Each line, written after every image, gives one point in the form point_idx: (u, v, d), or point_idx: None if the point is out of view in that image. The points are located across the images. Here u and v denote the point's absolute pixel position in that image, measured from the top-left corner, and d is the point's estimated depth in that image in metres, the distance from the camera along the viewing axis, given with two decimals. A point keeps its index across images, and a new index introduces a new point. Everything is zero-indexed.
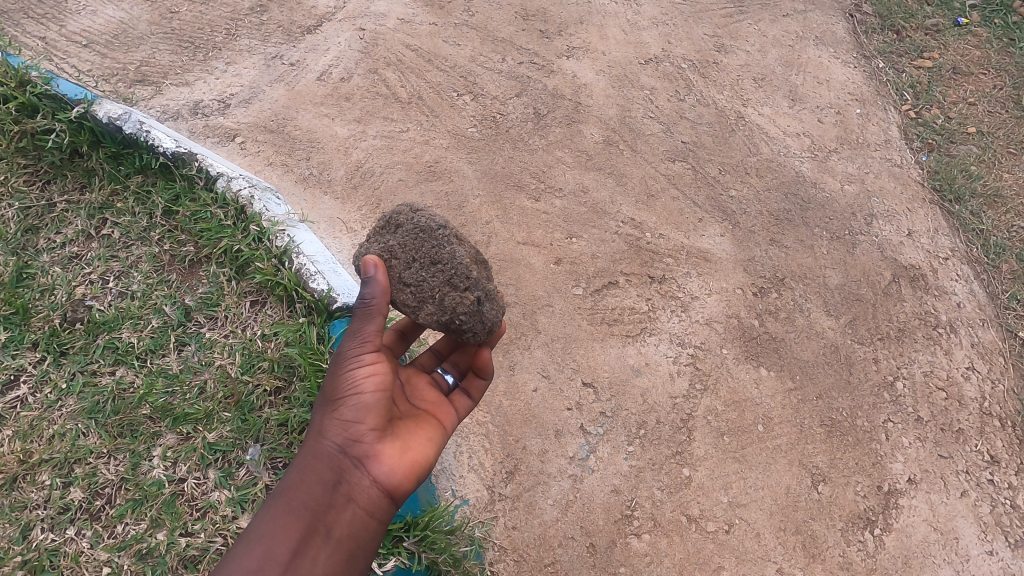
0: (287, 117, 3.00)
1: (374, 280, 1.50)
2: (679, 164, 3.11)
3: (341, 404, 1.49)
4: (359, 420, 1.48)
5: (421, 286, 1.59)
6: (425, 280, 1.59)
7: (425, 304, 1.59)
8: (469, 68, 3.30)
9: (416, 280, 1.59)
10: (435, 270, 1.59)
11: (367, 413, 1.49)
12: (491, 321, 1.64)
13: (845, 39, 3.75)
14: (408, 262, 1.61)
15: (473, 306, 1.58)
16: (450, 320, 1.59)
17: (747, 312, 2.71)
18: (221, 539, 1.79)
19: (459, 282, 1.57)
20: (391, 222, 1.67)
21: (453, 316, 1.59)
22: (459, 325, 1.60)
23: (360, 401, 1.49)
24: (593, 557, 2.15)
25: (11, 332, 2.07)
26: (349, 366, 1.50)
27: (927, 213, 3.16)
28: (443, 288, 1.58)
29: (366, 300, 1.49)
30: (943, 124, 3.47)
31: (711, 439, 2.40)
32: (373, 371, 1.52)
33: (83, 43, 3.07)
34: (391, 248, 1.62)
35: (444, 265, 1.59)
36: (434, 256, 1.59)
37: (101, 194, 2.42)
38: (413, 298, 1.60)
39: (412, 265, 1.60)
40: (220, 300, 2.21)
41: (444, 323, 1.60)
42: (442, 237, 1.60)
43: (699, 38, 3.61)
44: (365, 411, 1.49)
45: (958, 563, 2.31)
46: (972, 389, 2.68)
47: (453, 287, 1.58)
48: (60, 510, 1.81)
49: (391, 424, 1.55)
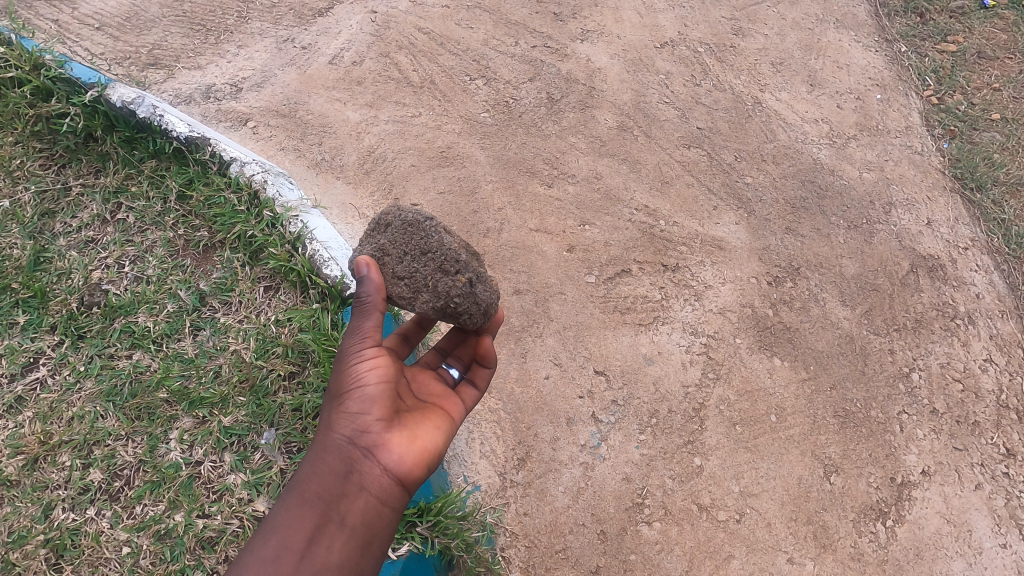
0: (299, 101, 2.99)
1: (366, 281, 1.50)
2: (694, 150, 3.06)
3: (348, 399, 1.50)
4: (365, 410, 1.49)
5: (414, 277, 1.58)
6: (418, 272, 1.58)
7: (420, 294, 1.58)
8: (481, 52, 3.25)
9: (409, 273, 1.58)
10: (425, 260, 1.58)
11: (372, 404, 1.50)
12: (486, 302, 1.61)
13: (866, 22, 3.66)
14: (400, 256, 1.59)
15: (465, 289, 1.57)
16: (445, 305, 1.58)
17: (761, 302, 2.68)
18: (237, 521, 1.82)
19: (449, 267, 1.57)
20: (380, 223, 1.65)
21: (448, 300, 1.57)
22: (455, 309, 1.59)
23: (365, 393, 1.50)
24: (604, 544, 2.15)
25: (31, 315, 2.10)
26: (350, 364, 1.52)
27: (947, 202, 3.11)
28: (435, 275, 1.57)
29: (360, 300, 1.51)
30: (966, 110, 3.38)
31: (724, 429, 2.39)
32: (375, 366, 1.53)
33: (95, 26, 3.06)
34: (384, 246, 1.61)
35: (434, 254, 1.58)
36: (424, 246, 1.58)
37: (115, 178, 2.43)
38: (408, 290, 1.58)
39: (404, 259, 1.59)
40: (234, 285, 2.22)
41: (441, 310, 1.59)
42: (429, 228, 1.60)
43: (716, 21, 3.53)
44: (370, 402, 1.50)
45: (971, 556, 2.29)
46: (990, 382, 2.64)
47: (444, 272, 1.57)
48: (80, 490, 1.84)
49: (398, 417, 1.55)
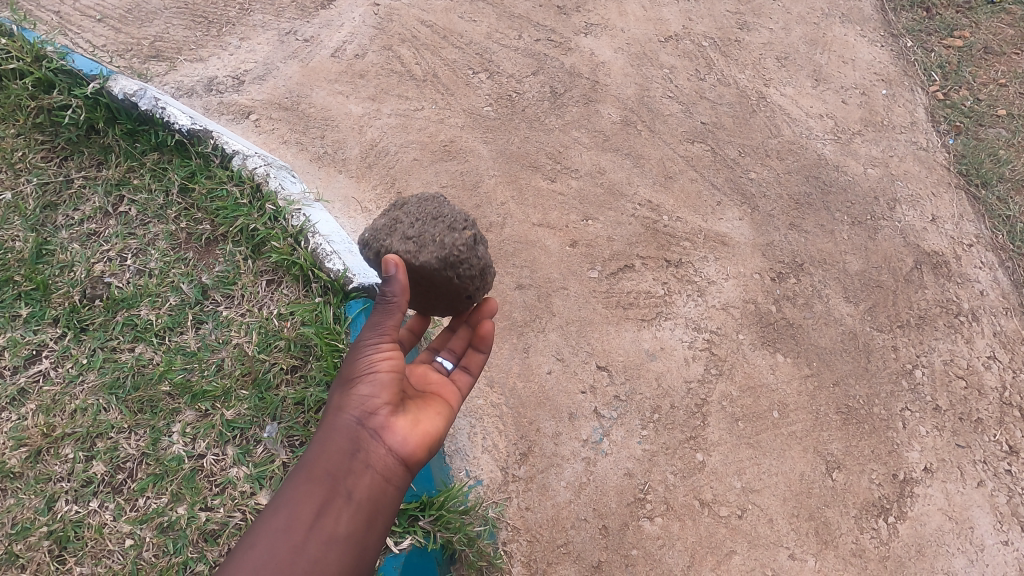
0: (301, 94, 2.97)
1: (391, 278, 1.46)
2: (697, 145, 3.05)
3: (357, 382, 1.50)
4: (376, 396, 1.49)
5: (421, 235, 1.57)
6: (426, 231, 1.58)
7: (425, 247, 1.56)
8: (484, 46, 3.23)
9: (417, 231, 1.58)
10: (434, 220, 1.60)
11: (383, 390, 1.50)
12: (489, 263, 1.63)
13: (872, 17, 3.63)
14: (410, 222, 1.61)
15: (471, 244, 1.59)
16: (450, 255, 1.55)
17: (765, 298, 2.67)
18: (240, 514, 1.82)
19: (457, 225, 1.60)
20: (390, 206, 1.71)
21: (453, 251, 1.55)
22: (460, 262, 1.56)
23: (376, 379, 1.50)
24: (605, 539, 2.15)
25: (33, 308, 2.10)
26: (363, 352, 1.51)
27: (952, 198, 3.09)
28: (443, 231, 1.58)
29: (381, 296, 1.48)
30: (972, 106, 3.36)
31: (726, 425, 2.39)
32: (387, 354, 1.53)
33: (96, 18, 3.04)
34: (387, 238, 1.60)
35: (443, 217, 1.62)
36: (434, 211, 1.63)
37: (117, 171, 2.42)
38: (414, 245, 1.56)
39: (413, 223, 1.60)
40: (236, 279, 2.22)
41: (446, 262, 1.55)
42: (438, 199, 1.67)
43: (721, 16, 3.51)
44: (381, 388, 1.50)
45: (972, 553, 2.29)
46: (993, 379, 2.63)
47: (452, 229, 1.59)
48: (83, 483, 1.85)
49: (403, 403, 1.56)
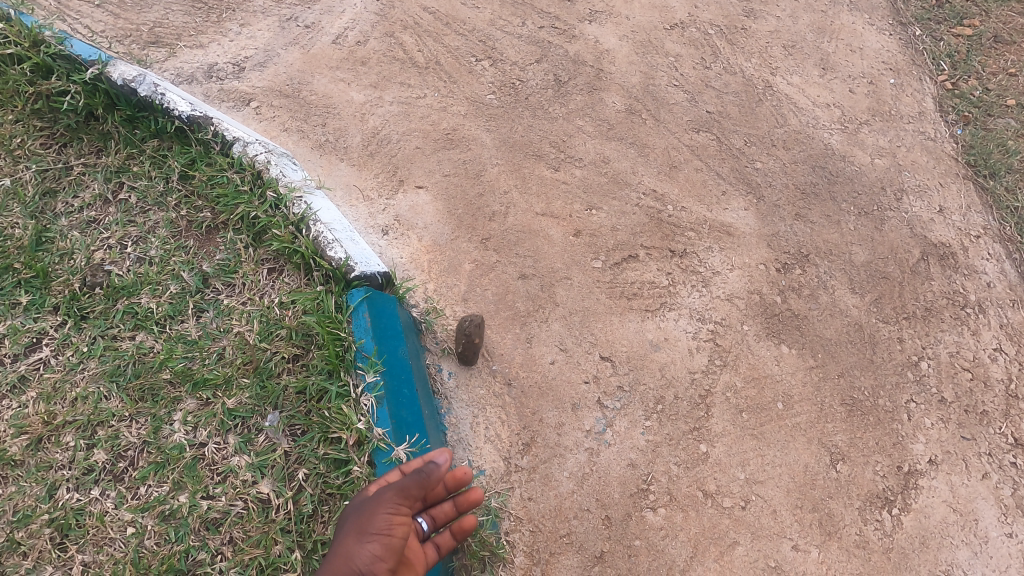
0: (302, 81, 2.94)
1: (441, 468, 1.58)
2: (703, 135, 3.01)
3: (371, 536, 1.48)
4: (383, 559, 1.47)
5: None
6: None
7: None
8: (487, 33, 3.19)
9: None
10: None
11: (390, 553, 1.48)
12: None
13: (881, 5, 3.58)
14: None
15: None
16: None
17: (770, 289, 2.65)
18: (241, 503, 1.81)
19: None
20: None
21: None
22: None
23: (388, 543, 1.49)
24: (608, 529, 2.14)
25: (33, 296, 2.09)
26: (385, 513, 1.51)
27: (959, 189, 3.05)
28: None
29: (429, 474, 1.55)
30: (981, 96, 3.32)
31: (730, 416, 2.37)
32: (406, 518, 1.54)
33: (94, 3, 3.00)
34: None
35: None
36: None
37: (117, 158, 2.40)
38: None
39: None
40: (237, 267, 2.20)
41: None
42: None
43: (728, 3, 3.46)
44: (390, 551, 1.48)
45: (976, 545, 2.28)
46: (999, 371, 2.61)
47: None
48: (84, 471, 1.84)
49: (397, 567, 1.55)
